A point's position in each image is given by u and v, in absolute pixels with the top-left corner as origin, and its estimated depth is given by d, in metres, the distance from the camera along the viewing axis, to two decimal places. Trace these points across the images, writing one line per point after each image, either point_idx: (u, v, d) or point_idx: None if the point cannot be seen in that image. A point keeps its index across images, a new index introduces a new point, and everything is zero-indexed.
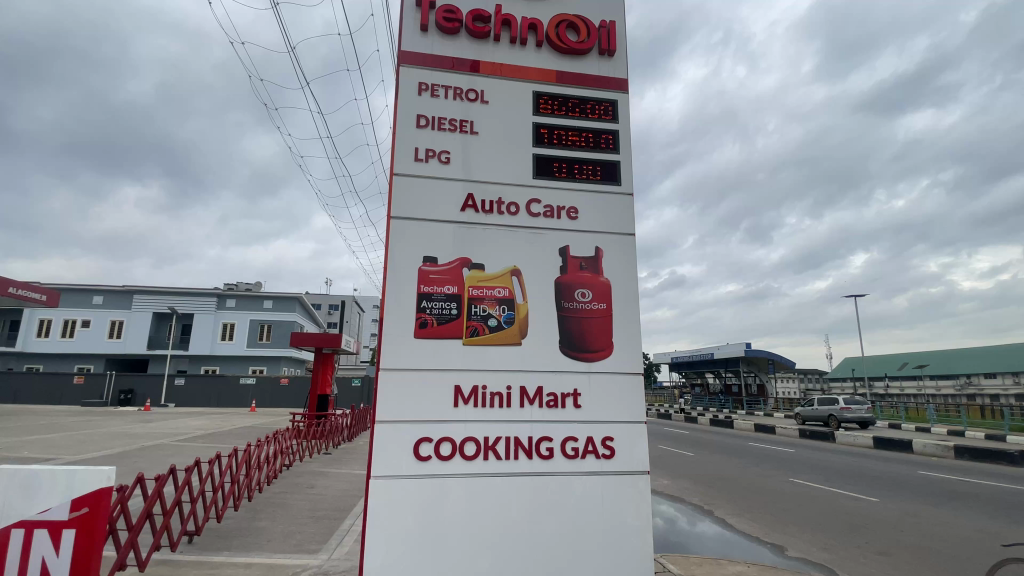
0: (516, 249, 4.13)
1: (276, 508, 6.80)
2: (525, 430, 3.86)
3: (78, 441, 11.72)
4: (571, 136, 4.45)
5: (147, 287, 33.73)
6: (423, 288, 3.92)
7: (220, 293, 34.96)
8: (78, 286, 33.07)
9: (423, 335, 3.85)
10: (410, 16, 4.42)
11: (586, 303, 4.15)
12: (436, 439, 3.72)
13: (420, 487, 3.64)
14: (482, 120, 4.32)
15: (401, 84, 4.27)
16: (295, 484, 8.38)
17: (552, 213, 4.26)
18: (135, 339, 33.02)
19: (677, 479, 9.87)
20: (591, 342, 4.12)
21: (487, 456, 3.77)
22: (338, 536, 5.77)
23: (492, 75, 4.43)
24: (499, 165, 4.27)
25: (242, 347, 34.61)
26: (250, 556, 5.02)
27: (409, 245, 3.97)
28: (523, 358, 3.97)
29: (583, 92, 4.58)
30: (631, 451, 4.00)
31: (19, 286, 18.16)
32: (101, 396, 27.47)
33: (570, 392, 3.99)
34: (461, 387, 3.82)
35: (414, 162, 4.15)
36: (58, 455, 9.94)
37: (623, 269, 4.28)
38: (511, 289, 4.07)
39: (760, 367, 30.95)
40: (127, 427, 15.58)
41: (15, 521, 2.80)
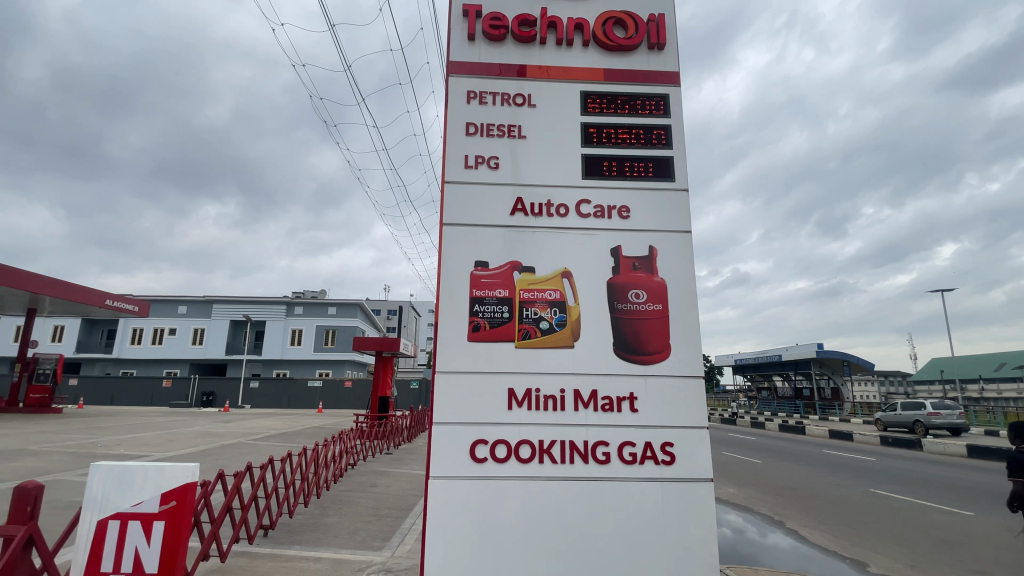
0: (567, 251, 4.08)
1: (342, 506, 7.07)
2: (580, 434, 3.79)
3: (167, 440, 12.79)
4: (621, 134, 4.34)
5: (225, 297, 36.43)
6: (475, 292, 3.95)
7: (289, 301, 37.17)
8: (166, 298, 36.21)
9: (476, 338, 3.87)
10: (457, 27, 4.49)
11: (641, 304, 4.02)
12: (492, 440, 3.73)
13: (477, 487, 3.66)
14: (530, 123, 4.31)
15: (450, 94, 4.34)
16: (359, 482, 8.72)
17: (602, 213, 4.17)
18: (215, 345, 35.68)
19: (743, 487, 9.34)
20: (647, 344, 3.98)
21: (542, 459, 3.73)
22: (400, 535, 5.91)
23: (539, 77, 4.41)
24: (547, 168, 4.23)
25: (309, 352, 36.61)
26: (319, 550, 5.25)
27: (460, 250, 4.02)
28: (577, 361, 3.90)
29: (633, 88, 4.45)
30: (692, 457, 3.82)
31: (115, 298, 20.10)
32: (187, 398, 29.91)
33: (626, 395, 3.87)
34: (515, 390, 3.81)
35: (464, 169, 4.20)
36: (152, 453, 10.89)
37: (680, 268, 4.11)
38: (563, 291, 4.01)
39: (833, 369, 28.85)
40: (209, 426, 16.84)
41: (113, 513, 3.06)
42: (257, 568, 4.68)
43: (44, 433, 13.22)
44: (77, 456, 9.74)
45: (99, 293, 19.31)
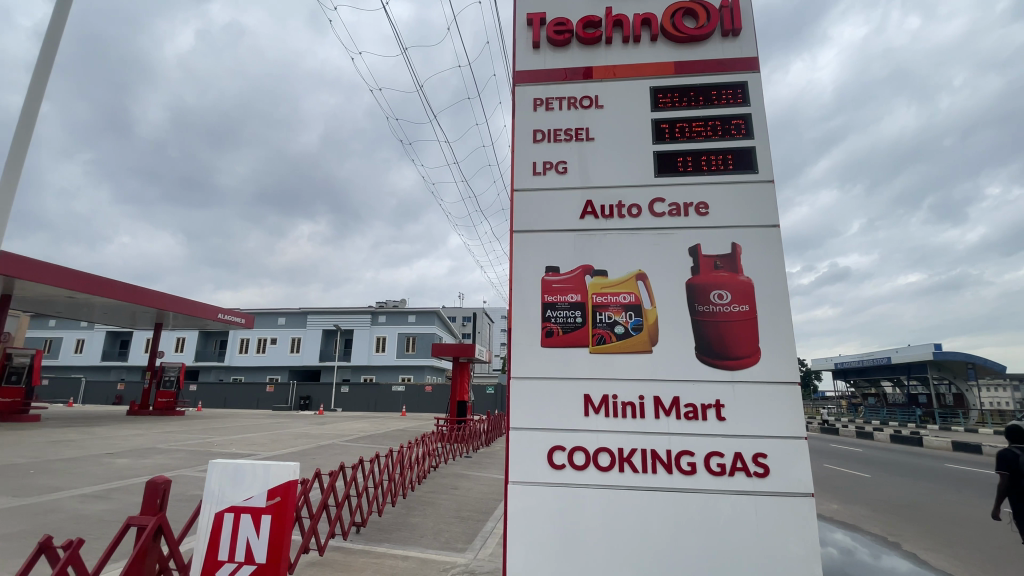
0: (642, 253, 3.94)
1: (425, 507, 7.33)
2: (662, 444, 3.63)
3: (270, 441, 13.97)
4: (695, 127, 4.12)
5: (317, 308, 39.36)
6: (547, 298, 3.93)
7: (373, 311, 39.45)
8: (267, 310, 39.79)
9: (549, 343, 3.85)
10: (522, 36, 4.53)
11: (725, 305, 3.79)
12: (569, 447, 3.68)
13: (556, 494, 3.62)
14: (598, 125, 4.23)
15: (517, 103, 4.38)
16: (441, 484, 9.01)
17: (678, 211, 3.99)
18: (309, 352, 38.61)
19: (850, 504, 8.45)
20: (733, 348, 3.73)
21: (622, 467, 3.61)
22: (482, 538, 6.01)
23: (605, 78, 4.32)
24: (618, 169, 4.13)
25: (393, 358, 38.60)
26: (407, 549, 5.47)
27: (531, 256, 4.02)
28: (656, 367, 3.74)
29: (708, 79, 4.22)
30: (790, 470, 3.52)
31: (225, 312, 22.43)
32: (287, 402, 32.62)
33: (712, 403, 3.66)
34: (591, 396, 3.74)
35: (532, 176, 4.22)
36: (258, 452, 11.98)
37: (769, 266, 3.82)
38: (638, 295, 3.87)
39: (955, 372, 25.48)
40: (306, 428, 18.20)
41: (228, 506, 3.38)
42: (351, 562, 4.97)
43: (171, 433, 15.02)
44: (197, 454, 10.96)
45: (212, 308, 21.65)
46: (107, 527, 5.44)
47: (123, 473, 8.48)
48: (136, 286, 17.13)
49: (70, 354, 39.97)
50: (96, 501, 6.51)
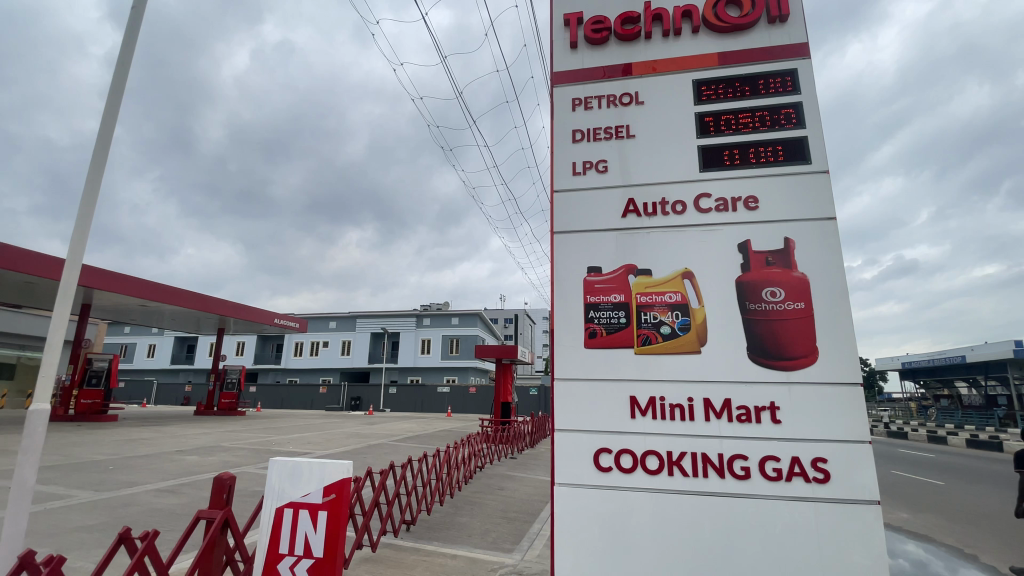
0: (687, 251, 3.84)
1: (472, 507, 7.42)
2: (713, 447, 3.52)
3: (323, 440, 14.54)
4: (741, 119, 3.98)
5: (365, 312, 40.69)
6: (590, 298, 3.90)
7: (418, 314, 40.38)
8: (318, 315, 41.49)
9: (593, 344, 3.82)
10: (560, 37, 4.53)
11: (778, 303, 3.64)
12: (616, 450, 3.63)
13: (603, 497, 3.59)
14: (639, 122, 4.17)
15: (555, 104, 4.37)
16: (487, 485, 9.09)
17: (725, 206, 3.86)
18: (358, 355, 39.94)
19: (920, 513, 7.88)
20: (788, 348, 3.57)
21: (672, 471, 3.53)
22: (529, 539, 6.02)
23: (645, 74, 4.25)
24: (661, 165, 4.04)
25: (437, 359, 39.34)
26: (456, 547, 5.56)
27: (572, 257, 4.00)
28: (706, 368, 3.63)
29: (754, 69, 4.06)
30: (853, 475, 3.34)
31: (280, 317, 23.59)
32: (338, 403, 33.84)
33: (766, 405, 3.51)
34: (637, 398, 3.68)
35: (572, 176, 4.20)
36: (312, 451, 12.49)
37: (826, 260, 3.63)
38: (684, 293, 3.78)
39: None
40: (356, 429, 18.83)
41: (287, 502, 3.54)
42: (402, 559, 5.10)
43: (234, 432, 15.95)
44: (257, 452, 11.55)
45: (269, 313, 22.82)
46: (179, 520, 5.84)
47: (192, 469, 9.07)
48: (200, 294, 18.26)
49: (143, 358, 43.13)
50: (168, 496, 6.98)
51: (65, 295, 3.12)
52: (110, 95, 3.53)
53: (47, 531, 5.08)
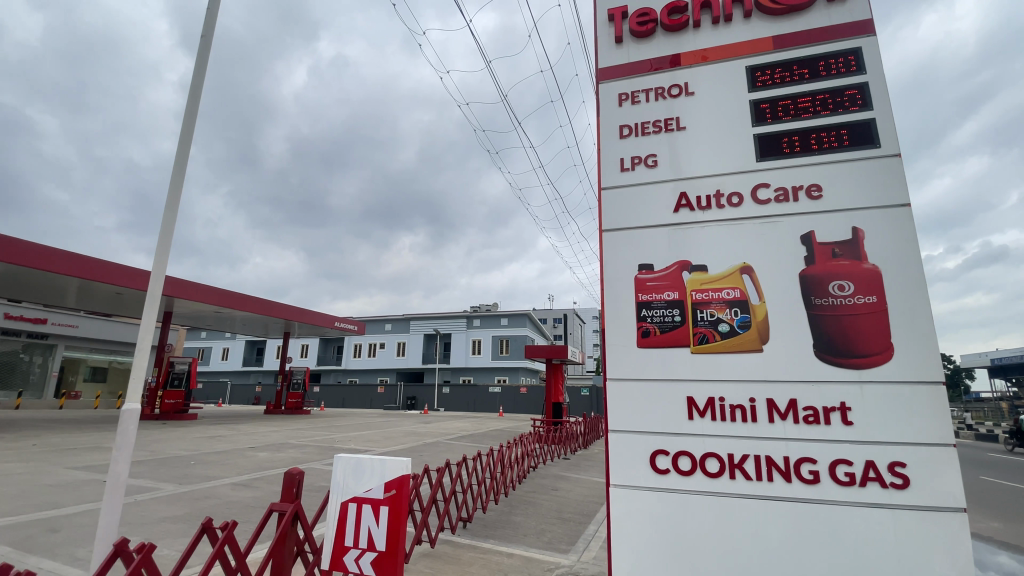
0: (744, 244, 3.69)
1: (527, 506, 7.47)
2: (777, 450, 3.36)
3: (382, 438, 15.08)
4: (801, 103, 3.77)
5: (418, 314, 41.87)
6: (642, 296, 3.83)
7: (468, 315, 41.10)
8: (374, 317, 43.08)
9: (646, 344, 3.74)
10: (604, 33, 4.48)
11: (847, 297, 3.42)
12: (673, 452, 3.54)
13: (661, 500, 3.51)
14: (689, 113, 4.05)
15: (601, 100, 4.33)
16: (541, 484, 9.12)
17: (785, 197, 3.68)
18: (412, 356, 41.12)
19: (1015, 523, 7.17)
20: (858, 345, 3.35)
21: (734, 474, 3.40)
22: (585, 540, 5.98)
23: (695, 64, 4.12)
24: (714, 156, 3.91)
25: (488, 360, 39.85)
26: (511, 546, 5.62)
27: (622, 254, 3.95)
28: (769, 367, 3.47)
29: (813, 50, 3.82)
30: (935, 480, 3.09)
31: (340, 320, 24.72)
32: (395, 402, 34.97)
33: (836, 405, 3.31)
34: (695, 398, 3.57)
35: (620, 172, 4.14)
36: (372, 449, 12.99)
37: (899, 250, 3.38)
38: (743, 289, 3.63)
39: None
40: (412, 428, 19.41)
41: (351, 497, 3.70)
42: (459, 556, 5.21)
43: (300, 430, 16.85)
44: (321, 449, 12.17)
45: (330, 317, 23.95)
46: (254, 512, 6.25)
47: (264, 465, 9.67)
48: (267, 301, 19.46)
49: (218, 361, 46.42)
50: (243, 489, 7.50)
51: (151, 305, 3.42)
52: (184, 119, 3.83)
53: (139, 521, 5.57)
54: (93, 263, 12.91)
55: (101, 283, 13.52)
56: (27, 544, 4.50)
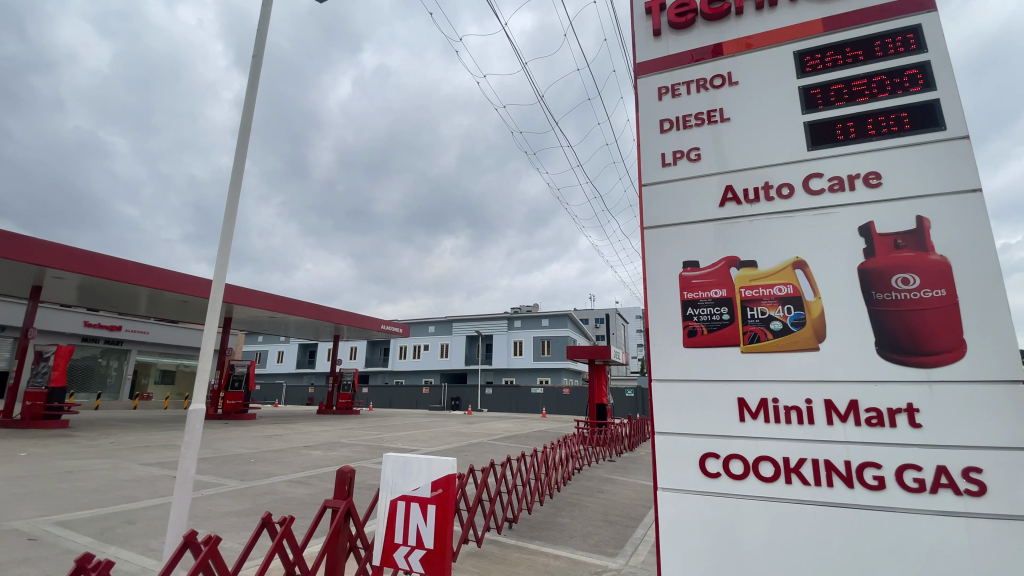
0: (796, 237, 3.53)
1: (573, 508, 7.41)
2: (837, 453, 3.19)
3: (427, 438, 15.36)
4: (855, 87, 3.56)
5: (460, 316, 42.46)
6: (687, 294, 3.73)
7: (510, 317, 41.31)
8: (418, 320, 44.02)
9: (693, 343, 3.64)
10: (642, 26, 4.41)
11: (912, 291, 3.21)
12: (724, 455, 3.43)
13: (712, 504, 3.40)
14: (733, 104, 3.92)
15: (640, 95, 4.26)
16: (587, 487, 9.02)
17: (840, 186, 3.49)
18: (456, 357, 41.73)
19: None
20: (926, 342, 3.13)
21: (789, 478, 3.26)
22: (632, 544, 5.88)
23: (738, 52, 3.99)
24: (761, 146, 3.76)
25: (530, 360, 39.88)
26: (558, 548, 5.59)
27: (665, 252, 3.86)
28: (828, 367, 3.29)
29: (867, 30, 3.59)
30: (1017, 488, 2.84)
31: (386, 323, 25.40)
32: (440, 402, 35.59)
33: (903, 407, 3.10)
34: (746, 400, 3.44)
35: (662, 167, 4.05)
36: (418, 448, 13.26)
37: (971, 240, 3.12)
38: (797, 285, 3.46)
39: None
40: (457, 428, 19.67)
41: (399, 495, 3.79)
42: (506, 556, 5.24)
43: (350, 430, 17.41)
44: (371, 448, 12.53)
45: (376, 320, 24.68)
46: (309, 508, 6.52)
47: (317, 463, 10.07)
48: (318, 305, 20.26)
49: (274, 364, 48.73)
50: (299, 486, 7.85)
51: (214, 311, 3.64)
52: (238, 135, 4.05)
53: (205, 515, 5.93)
54: (160, 272, 13.83)
55: (168, 292, 14.48)
56: (108, 535, 4.89)
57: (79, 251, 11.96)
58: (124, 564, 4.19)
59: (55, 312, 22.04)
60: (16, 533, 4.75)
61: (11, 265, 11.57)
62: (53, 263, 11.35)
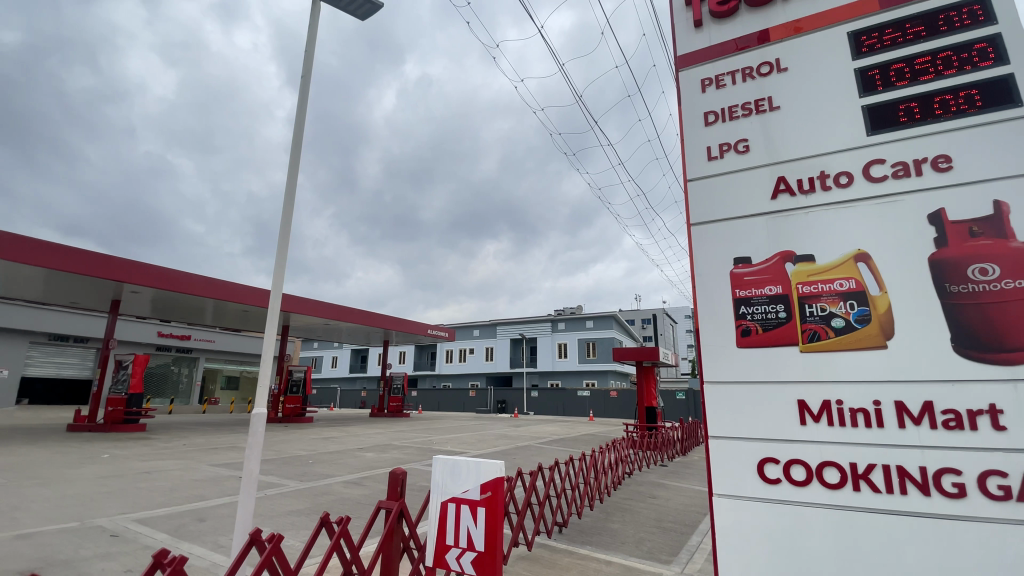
0: (855, 228, 3.32)
1: (624, 513, 7.28)
2: (910, 459, 2.97)
3: (475, 441, 15.53)
4: (917, 65, 3.31)
5: (505, 319, 42.70)
6: (739, 293, 3.58)
7: (554, 319, 41.17)
8: (464, 324, 44.66)
9: (747, 343, 3.50)
10: (682, 18, 4.29)
11: (991, 283, 2.94)
12: (785, 461, 3.26)
13: (773, 512, 3.24)
14: (782, 91, 3.74)
15: (682, 88, 4.14)
16: (638, 492, 8.84)
17: (905, 171, 3.25)
18: (501, 360, 42.00)
19: None
20: (1009, 339, 2.85)
21: (858, 485, 3.06)
22: (688, 551, 5.71)
23: (786, 37, 3.80)
24: (815, 134, 3.57)
25: (576, 363, 39.57)
26: (610, 554, 5.50)
27: (714, 248, 3.73)
28: (900, 366, 3.06)
29: (929, 4, 3.33)
30: None
31: (432, 328, 25.92)
32: (487, 405, 35.91)
33: (984, 408, 2.84)
34: (807, 402, 3.26)
35: (708, 162, 3.93)
36: (467, 451, 13.43)
37: None
38: (859, 279, 3.26)
39: None
40: (505, 431, 19.80)
41: (450, 497, 3.84)
42: (557, 560, 5.21)
43: (401, 432, 17.86)
44: (421, 451, 12.81)
45: (423, 325, 25.20)
46: (364, 509, 6.73)
47: (370, 464, 10.40)
48: (368, 312, 20.92)
49: (329, 368, 50.80)
50: (354, 487, 8.13)
51: (272, 320, 3.84)
52: (290, 152, 4.26)
53: (269, 514, 6.25)
54: (223, 284, 14.71)
55: (231, 302, 15.38)
56: (181, 532, 5.24)
57: (150, 267, 12.90)
58: (197, 560, 4.48)
59: (131, 323, 23.91)
60: (102, 530, 5.17)
61: (93, 282, 12.63)
62: (129, 278, 12.30)
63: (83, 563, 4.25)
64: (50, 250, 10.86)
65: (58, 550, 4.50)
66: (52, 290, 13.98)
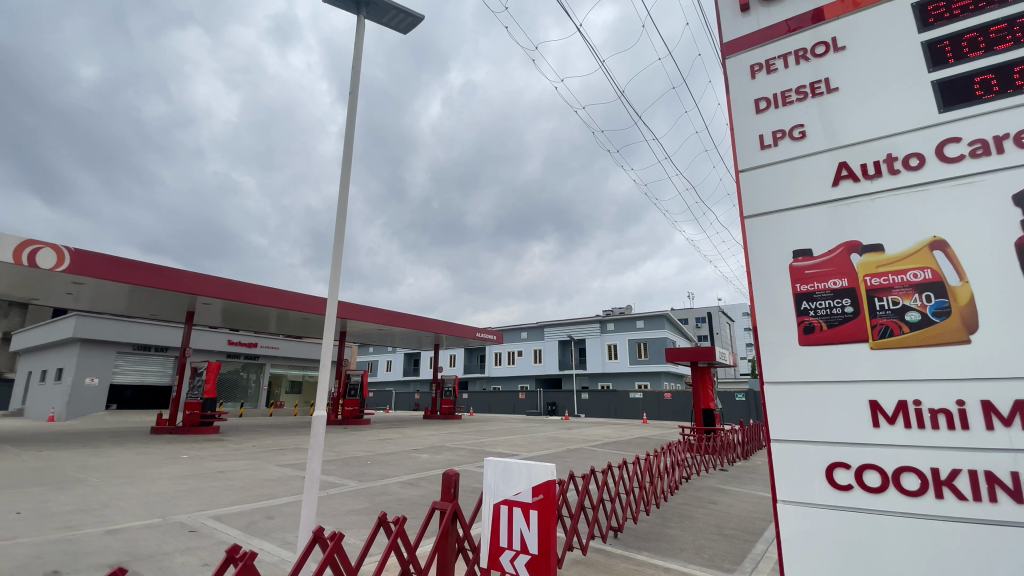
0: (929, 212, 3.06)
1: (683, 519, 7.05)
2: (1000, 463, 2.70)
3: (527, 443, 15.53)
4: (993, 33, 3.02)
5: (553, 321, 42.53)
6: (800, 287, 3.39)
7: (603, 320, 40.57)
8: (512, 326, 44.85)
9: (810, 341, 3.30)
10: (727, 4, 4.12)
11: None
12: (857, 466, 3.04)
13: (845, 521, 3.03)
14: (839, 71, 3.51)
15: (730, 76, 3.98)
16: (696, 497, 8.54)
17: (984, 149, 2.96)
18: (551, 362, 41.83)
19: None
20: None
21: (941, 492, 2.81)
22: (753, 561, 5.43)
23: (843, 14, 3.56)
24: (879, 114, 3.32)
25: (627, 364, 38.81)
26: (668, 560, 5.34)
27: (770, 241, 3.55)
28: (987, 362, 2.78)
29: None
30: None
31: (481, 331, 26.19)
32: (537, 407, 35.88)
33: None
34: (880, 403, 3.03)
35: (760, 151, 3.75)
36: (519, 453, 13.46)
37: None
38: (936, 268, 2.99)
39: None
40: (556, 433, 19.73)
41: (502, 499, 3.87)
42: (613, 565, 5.12)
43: (454, 434, 18.15)
44: (474, 452, 12.95)
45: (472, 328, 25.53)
46: (419, 509, 6.89)
47: (425, 466, 10.64)
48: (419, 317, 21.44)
49: (384, 372, 52.44)
50: (410, 487, 8.34)
51: (329, 327, 4.01)
52: (341, 165, 4.44)
53: (331, 512, 6.52)
54: (284, 294, 15.54)
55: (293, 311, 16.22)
56: (252, 528, 5.56)
57: (219, 279, 13.82)
58: (266, 555, 4.74)
59: (205, 333, 25.71)
60: (182, 525, 5.59)
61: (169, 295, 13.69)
62: (201, 290, 13.24)
63: (164, 556, 4.60)
64: (132, 267, 11.87)
65: (144, 544, 4.90)
66: (136, 304, 15.27)
